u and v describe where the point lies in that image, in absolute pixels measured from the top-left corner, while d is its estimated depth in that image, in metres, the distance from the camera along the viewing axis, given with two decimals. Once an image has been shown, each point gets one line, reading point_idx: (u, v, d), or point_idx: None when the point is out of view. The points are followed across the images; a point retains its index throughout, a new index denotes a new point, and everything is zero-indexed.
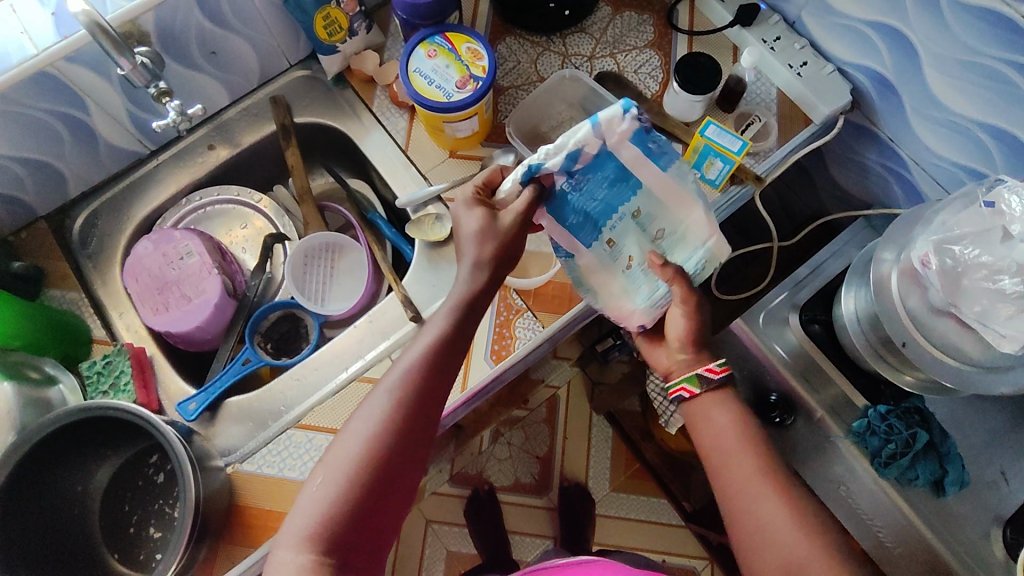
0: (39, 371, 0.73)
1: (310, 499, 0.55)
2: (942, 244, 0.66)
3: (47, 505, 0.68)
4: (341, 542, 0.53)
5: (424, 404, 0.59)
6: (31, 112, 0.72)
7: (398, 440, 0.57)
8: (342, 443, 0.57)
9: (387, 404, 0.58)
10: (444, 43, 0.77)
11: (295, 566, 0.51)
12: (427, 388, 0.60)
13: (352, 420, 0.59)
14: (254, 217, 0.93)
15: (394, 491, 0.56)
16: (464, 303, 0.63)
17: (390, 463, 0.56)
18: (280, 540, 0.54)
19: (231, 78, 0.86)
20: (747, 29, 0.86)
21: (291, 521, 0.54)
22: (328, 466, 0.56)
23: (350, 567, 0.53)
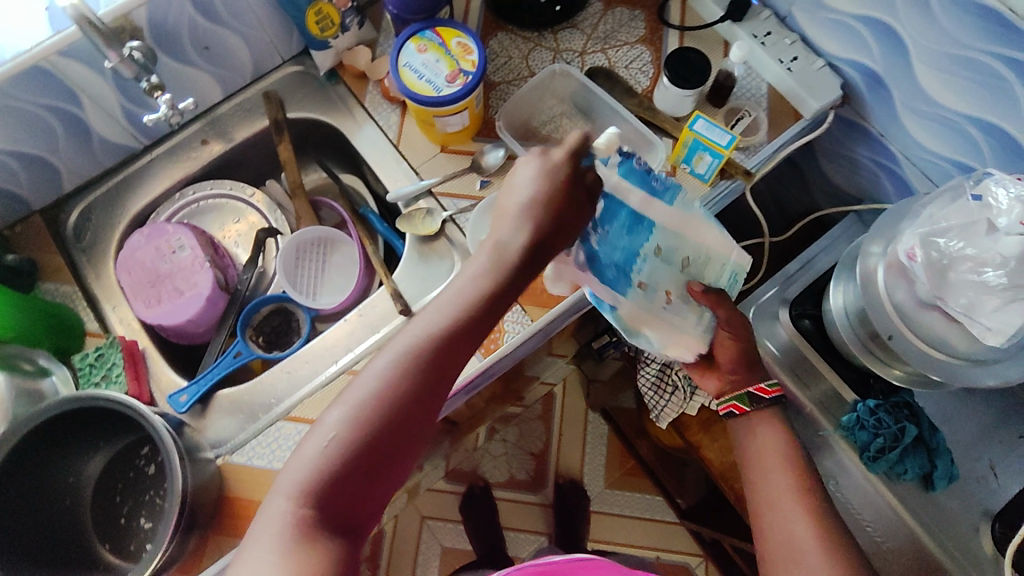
0: (32, 363, 0.74)
1: (310, 446, 0.52)
2: (929, 237, 0.66)
3: (38, 495, 0.69)
4: (337, 495, 0.50)
5: (444, 357, 0.55)
6: (25, 106, 0.73)
7: (409, 395, 0.53)
8: (352, 388, 0.53)
9: (406, 353, 0.54)
10: (434, 38, 0.77)
11: (285, 518, 0.49)
12: (449, 342, 0.56)
13: (368, 364, 0.55)
14: (248, 211, 0.94)
15: (399, 449, 0.53)
16: (498, 250, 0.59)
17: (397, 419, 0.53)
18: (274, 487, 0.51)
19: (224, 73, 0.86)
20: (738, 24, 0.86)
21: (288, 469, 0.51)
22: (333, 411, 0.53)
23: (344, 522, 0.51)
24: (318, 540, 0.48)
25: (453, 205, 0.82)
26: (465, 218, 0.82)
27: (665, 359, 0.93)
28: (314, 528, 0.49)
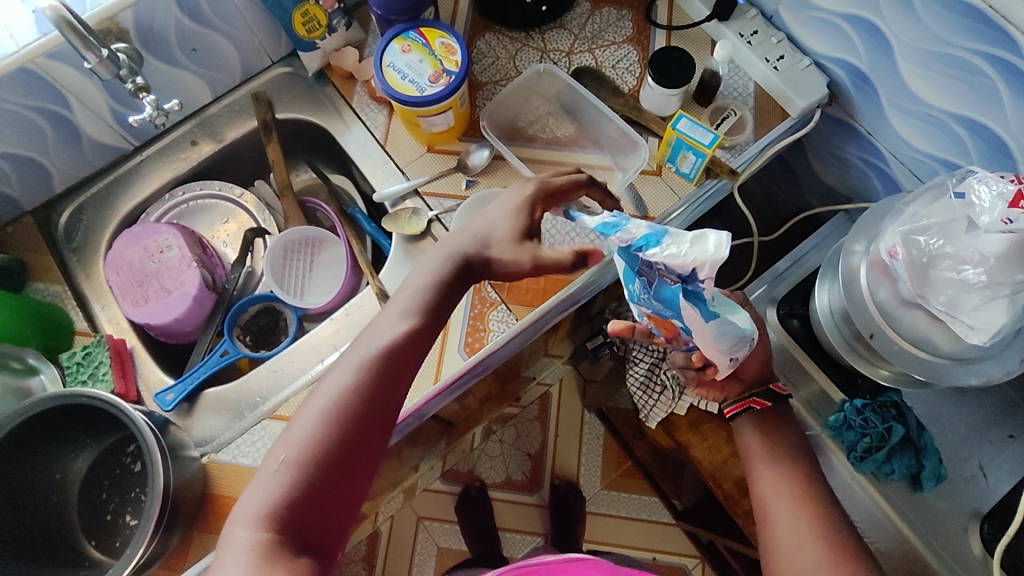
0: (21, 362, 0.74)
1: (266, 475, 0.54)
2: (910, 235, 0.65)
3: (25, 491, 0.69)
4: (298, 516, 0.52)
5: (388, 376, 0.59)
6: (13, 108, 0.74)
7: (357, 417, 0.56)
8: (299, 419, 0.57)
9: (350, 380, 0.58)
10: (418, 39, 0.78)
11: (249, 544, 0.50)
12: (389, 365, 0.60)
13: (313, 397, 0.58)
14: (237, 211, 0.94)
15: (354, 468, 0.55)
16: (441, 282, 0.65)
17: (348, 439, 0.55)
18: (233, 520, 0.52)
19: (213, 74, 0.87)
20: (725, 23, 0.86)
21: (246, 499, 0.53)
22: (284, 443, 0.55)
23: (308, 543, 0.52)
24: (286, 557, 0.49)
25: (439, 204, 0.83)
26: (451, 218, 0.82)
27: (654, 358, 0.95)
28: (280, 548, 0.50)
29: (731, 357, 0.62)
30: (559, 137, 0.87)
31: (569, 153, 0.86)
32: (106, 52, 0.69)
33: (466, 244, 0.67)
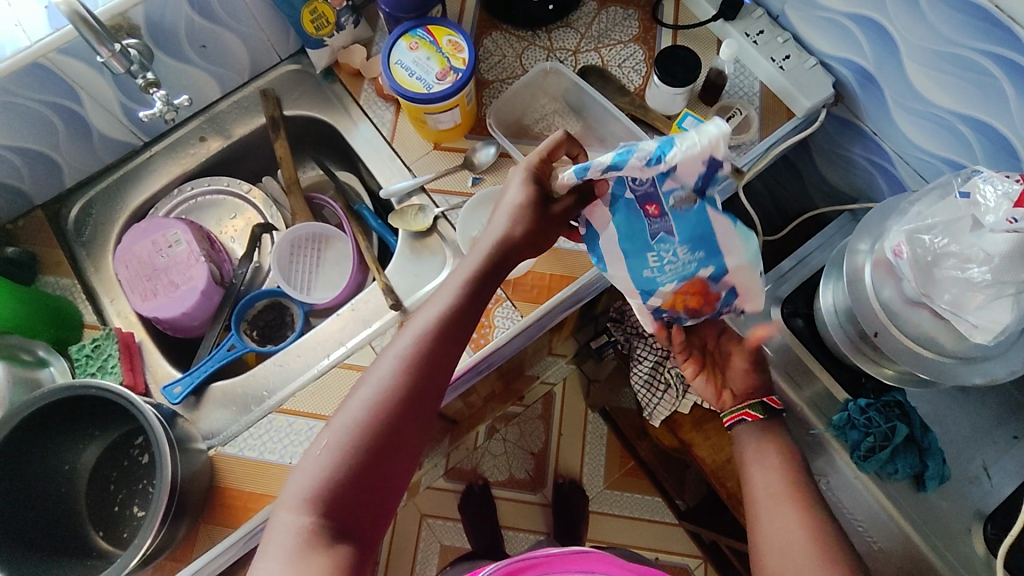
0: (31, 354, 0.75)
1: (312, 461, 0.56)
2: (914, 234, 0.66)
3: (35, 482, 0.70)
4: (341, 503, 0.55)
5: (430, 367, 0.61)
6: (25, 103, 0.75)
7: (399, 409, 0.58)
8: (346, 407, 0.59)
9: (393, 370, 0.60)
10: (426, 36, 0.78)
11: (295, 527, 0.53)
12: (432, 357, 0.61)
13: (359, 385, 0.60)
14: (245, 207, 0.95)
15: (396, 458, 0.57)
16: (480, 272, 0.66)
17: (390, 429, 0.58)
18: (281, 503, 0.55)
19: (222, 71, 0.88)
20: (731, 23, 0.86)
21: (292, 483, 0.56)
22: (330, 430, 0.58)
23: (350, 528, 0.54)
24: (324, 544, 0.52)
25: (445, 201, 0.83)
26: (457, 215, 0.83)
27: (659, 356, 0.95)
28: (322, 533, 0.53)
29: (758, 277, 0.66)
30: (566, 135, 0.88)
31: None
32: (118, 47, 0.69)
33: (496, 230, 0.67)
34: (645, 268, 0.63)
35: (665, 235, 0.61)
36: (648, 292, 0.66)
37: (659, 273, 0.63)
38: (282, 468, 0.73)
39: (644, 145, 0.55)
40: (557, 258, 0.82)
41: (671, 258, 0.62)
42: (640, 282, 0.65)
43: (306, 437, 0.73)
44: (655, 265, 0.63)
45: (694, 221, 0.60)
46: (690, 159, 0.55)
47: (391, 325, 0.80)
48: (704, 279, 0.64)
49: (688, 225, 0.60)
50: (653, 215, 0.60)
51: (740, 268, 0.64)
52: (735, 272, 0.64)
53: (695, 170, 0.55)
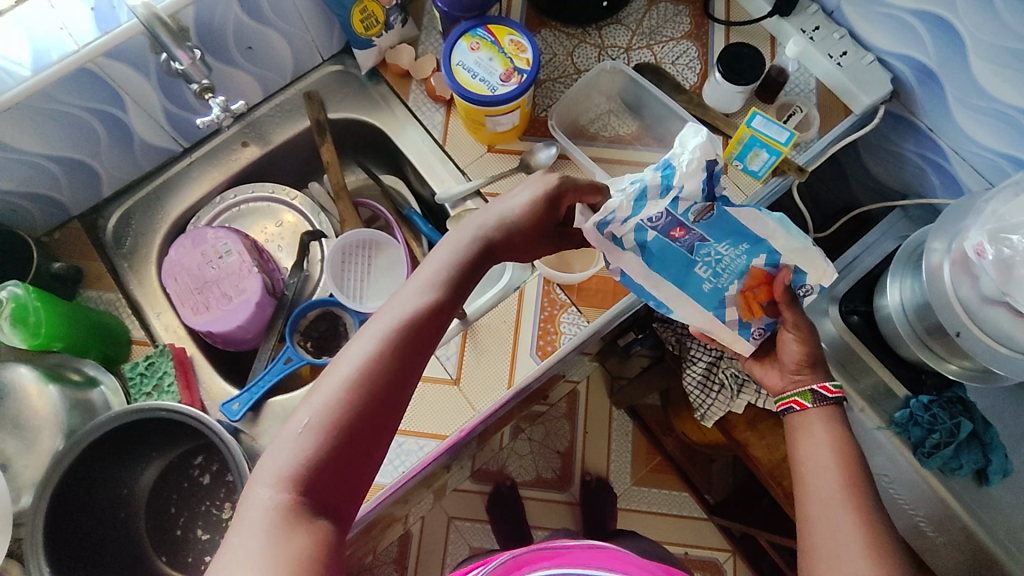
0: (79, 372, 0.72)
1: (289, 433, 0.49)
2: (998, 233, 0.66)
3: (98, 509, 0.68)
4: (321, 479, 0.48)
5: (415, 341, 0.55)
6: (67, 109, 0.71)
7: (383, 384, 0.52)
8: (325, 380, 0.52)
9: (377, 341, 0.54)
10: (486, 36, 0.76)
11: (271, 504, 0.46)
12: (419, 333, 0.56)
13: (340, 356, 0.54)
14: (287, 213, 0.92)
15: (383, 432, 0.52)
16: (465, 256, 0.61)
17: (374, 402, 0.51)
18: (254, 479, 0.48)
19: (265, 73, 0.84)
20: (787, 19, 0.85)
21: (267, 458, 0.49)
22: (309, 404, 0.51)
23: (327, 508, 0.47)
24: (308, 519, 0.45)
25: None
26: None
27: (713, 357, 0.92)
28: (303, 509, 0.46)
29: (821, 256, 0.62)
30: (622, 135, 0.86)
31: (635, 150, 0.85)
32: (196, 53, 0.69)
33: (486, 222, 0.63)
34: (702, 283, 0.63)
35: (701, 242, 0.61)
36: (719, 305, 0.65)
37: (716, 282, 0.63)
38: None
39: (649, 177, 0.57)
40: None
41: (717, 259, 0.62)
42: (705, 300, 0.64)
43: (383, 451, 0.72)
44: (707, 276, 0.63)
45: (722, 221, 0.60)
46: (691, 177, 0.56)
47: (454, 335, 0.78)
48: (766, 267, 0.63)
49: (717, 225, 0.60)
50: (679, 238, 0.60)
51: (796, 251, 0.62)
52: (792, 256, 0.62)
53: (699, 181, 0.57)
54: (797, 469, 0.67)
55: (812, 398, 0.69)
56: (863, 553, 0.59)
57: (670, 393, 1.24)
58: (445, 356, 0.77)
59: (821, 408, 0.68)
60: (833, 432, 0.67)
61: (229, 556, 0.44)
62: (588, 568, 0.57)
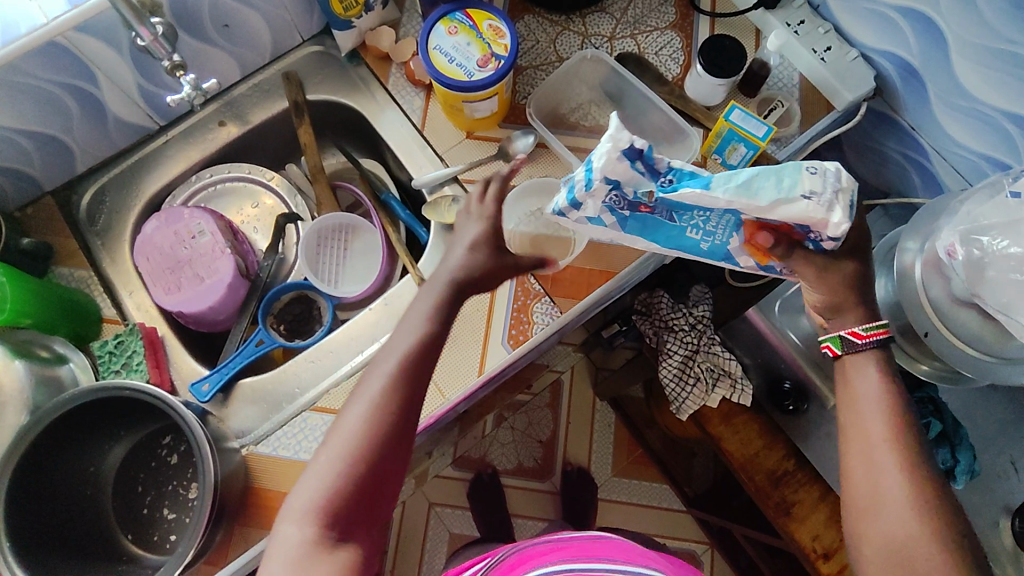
0: (48, 350, 0.72)
1: (314, 473, 0.54)
2: (969, 235, 0.65)
3: (63, 486, 0.68)
4: (344, 513, 0.53)
5: (418, 375, 0.58)
6: (38, 83, 0.70)
7: (395, 422, 0.56)
8: (343, 419, 0.56)
9: (387, 379, 0.57)
10: (465, 20, 0.76)
11: (299, 539, 0.51)
12: (422, 367, 0.59)
13: (354, 396, 0.58)
14: (264, 195, 0.92)
15: (396, 465, 0.56)
16: (462, 280, 0.62)
17: (388, 440, 0.55)
18: (283, 515, 0.53)
19: (242, 52, 0.83)
20: (772, 12, 0.84)
21: (295, 494, 0.54)
22: (330, 444, 0.56)
23: (352, 538, 0.53)
24: (331, 550, 0.51)
25: None
26: None
27: (689, 350, 0.92)
28: (327, 540, 0.51)
29: (813, 206, 0.50)
30: (603, 125, 0.85)
31: None
32: (158, 28, 0.68)
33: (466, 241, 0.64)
34: (697, 243, 0.58)
35: (675, 212, 0.56)
36: (726, 255, 0.60)
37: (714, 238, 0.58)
38: None
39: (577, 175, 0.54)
40: (597, 251, 0.79)
41: (704, 220, 0.56)
42: (711, 254, 0.60)
43: None
44: (702, 235, 0.58)
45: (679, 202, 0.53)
46: (614, 168, 0.51)
47: None
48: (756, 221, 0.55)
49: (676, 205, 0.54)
50: (649, 211, 0.56)
51: (782, 214, 0.51)
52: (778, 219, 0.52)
53: (629, 171, 0.51)
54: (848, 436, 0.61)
55: (839, 346, 0.62)
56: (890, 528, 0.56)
57: (651, 386, 1.24)
58: None
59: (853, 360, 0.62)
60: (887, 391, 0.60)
61: None
62: (591, 562, 0.53)
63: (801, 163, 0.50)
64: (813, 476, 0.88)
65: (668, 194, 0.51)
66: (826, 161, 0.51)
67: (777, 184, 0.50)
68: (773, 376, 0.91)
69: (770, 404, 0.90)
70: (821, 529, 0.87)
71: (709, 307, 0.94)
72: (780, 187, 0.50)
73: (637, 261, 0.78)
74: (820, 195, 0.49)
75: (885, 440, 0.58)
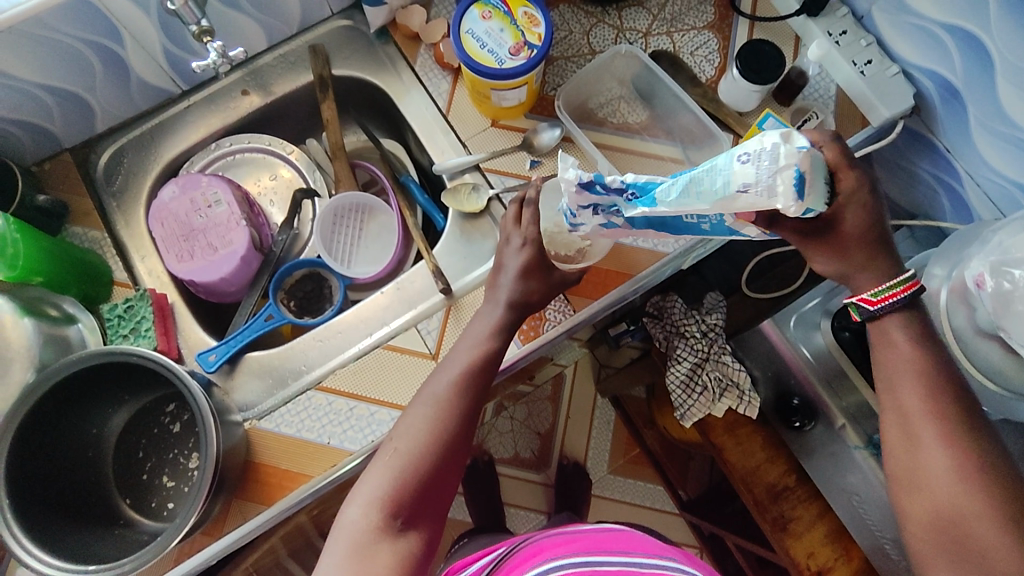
0: (58, 309, 0.72)
1: (379, 466, 0.59)
2: (1000, 265, 0.63)
3: (65, 447, 0.68)
4: (407, 505, 0.57)
5: (480, 386, 0.64)
6: (61, 39, 0.69)
7: (456, 425, 0.61)
8: (409, 418, 0.62)
9: (450, 387, 0.63)
10: (500, 6, 0.74)
11: (364, 524, 0.56)
12: (482, 378, 0.64)
13: (419, 398, 0.63)
14: (283, 169, 0.91)
15: (454, 465, 0.61)
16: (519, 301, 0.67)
17: (451, 442, 0.61)
18: (349, 500, 0.58)
19: (271, 21, 0.82)
20: (814, 20, 0.81)
21: (362, 484, 0.59)
22: (397, 440, 0.61)
23: (412, 528, 0.57)
24: (393, 537, 0.56)
25: (500, 182, 0.79)
26: (510, 197, 0.79)
27: (699, 357, 0.91)
28: (390, 527, 0.56)
29: (753, 198, 0.46)
30: (631, 123, 0.84)
31: (642, 140, 0.83)
32: None
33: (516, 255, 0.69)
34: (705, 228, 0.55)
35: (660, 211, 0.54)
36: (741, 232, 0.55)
37: (709, 220, 0.53)
38: (320, 447, 0.70)
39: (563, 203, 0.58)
40: (616, 253, 0.77)
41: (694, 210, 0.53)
42: (717, 232, 0.55)
43: (349, 418, 0.71)
44: (697, 219, 0.53)
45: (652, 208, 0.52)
46: (576, 195, 0.54)
47: (437, 310, 0.76)
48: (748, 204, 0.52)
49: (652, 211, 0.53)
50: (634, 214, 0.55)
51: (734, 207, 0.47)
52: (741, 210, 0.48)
53: (587, 193, 0.53)
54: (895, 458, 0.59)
55: (857, 312, 0.60)
56: (937, 550, 0.55)
57: (654, 387, 1.23)
58: (426, 330, 0.75)
59: (886, 376, 0.59)
60: (919, 401, 0.56)
61: (327, 564, 0.55)
62: (606, 557, 0.52)
63: (733, 153, 0.47)
64: (813, 493, 0.88)
65: (632, 211, 0.53)
66: (762, 139, 0.46)
67: (712, 184, 0.48)
68: (783, 391, 0.87)
69: (778, 421, 0.86)
70: (817, 547, 0.87)
71: (722, 315, 0.93)
72: (714, 187, 0.47)
73: (657, 264, 0.76)
74: (754, 186, 0.45)
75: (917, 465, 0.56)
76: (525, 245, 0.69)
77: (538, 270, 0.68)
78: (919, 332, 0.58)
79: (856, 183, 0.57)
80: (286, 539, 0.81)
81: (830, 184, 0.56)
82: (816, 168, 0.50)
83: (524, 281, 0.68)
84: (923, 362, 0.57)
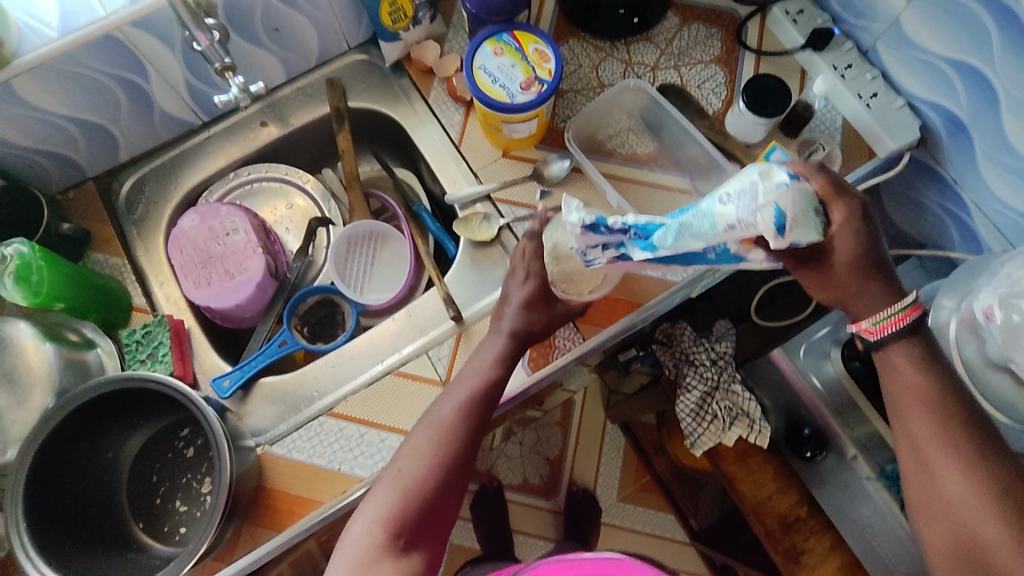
0: (78, 334, 0.73)
1: (383, 486, 0.60)
2: (1009, 298, 0.63)
3: (82, 471, 0.70)
4: (409, 525, 0.58)
5: (482, 411, 0.64)
6: (87, 73, 0.71)
7: (460, 448, 0.62)
8: (412, 440, 0.63)
9: (454, 411, 0.63)
10: (511, 42, 0.76)
11: (368, 543, 0.56)
12: (485, 403, 0.65)
13: (423, 421, 0.64)
14: (298, 197, 0.93)
15: (456, 486, 0.61)
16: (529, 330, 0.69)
17: (453, 464, 0.61)
18: (353, 520, 0.59)
19: (290, 56, 0.85)
20: (820, 54, 0.84)
21: (367, 504, 0.59)
22: (400, 462, 0.61)
23: (415, 549, 0.57)
24: (395, 555, 0.56)
25: (511, 212, 0.81)
26: (521, 227, 0.81)
27: (709, 386, 0.91)
28: (394, 546, 0.56)
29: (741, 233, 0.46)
30: (639, 154, 0.86)
31: (650, 171, 0.85)
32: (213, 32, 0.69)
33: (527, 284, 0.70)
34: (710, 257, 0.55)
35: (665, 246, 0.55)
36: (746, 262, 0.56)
37: (713, 250, 0.53)
38: (332, 473, 0.71)
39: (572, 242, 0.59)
40: (626, 282, 0.78)
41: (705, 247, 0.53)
42: (725, 260, 0.56)
43: (360, 444, 0.71)
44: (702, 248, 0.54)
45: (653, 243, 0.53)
46: (581, 235, 0.55)
47: (448, 337, 0.77)
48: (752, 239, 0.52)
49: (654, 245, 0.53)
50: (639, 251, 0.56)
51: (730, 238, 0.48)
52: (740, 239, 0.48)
53: (592, 234, 0.54)
54: (909, 490, 0.58)
55: (864, 342, 0.61)
56: None
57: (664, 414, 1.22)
58: (437, 357, 0.76)
59: (895, 406, 0.59)
60: (935, 433, 0.56)
61: None
62: None
63: (717, 195, 0.48)
64: (824, 524, 0.88)
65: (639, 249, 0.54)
66: (743, 178, 0.47)
67: (702, 226, 0.48)
68: (794, 421, 0.86)
69: (790, 451, 0.86)
70: None
71: (731, 343, 0.94)
72: (704, 228, 0.48)
73: (664, 294, 0.77)
74: (738, 226, 0.46)
75: (932, 498, 0.55)
76: (528, 278, 0.70)
77: (543, 300, 0.70)
78: (931, 366, 0.58)
79: (866, 217, 0.57)
80: (295, 566, 0.80)
81: (825, 214, 0.55)
82: (806, 202, 0.49)
83: (527, 311, 0.69)
84: (939, 394, 0.57)
